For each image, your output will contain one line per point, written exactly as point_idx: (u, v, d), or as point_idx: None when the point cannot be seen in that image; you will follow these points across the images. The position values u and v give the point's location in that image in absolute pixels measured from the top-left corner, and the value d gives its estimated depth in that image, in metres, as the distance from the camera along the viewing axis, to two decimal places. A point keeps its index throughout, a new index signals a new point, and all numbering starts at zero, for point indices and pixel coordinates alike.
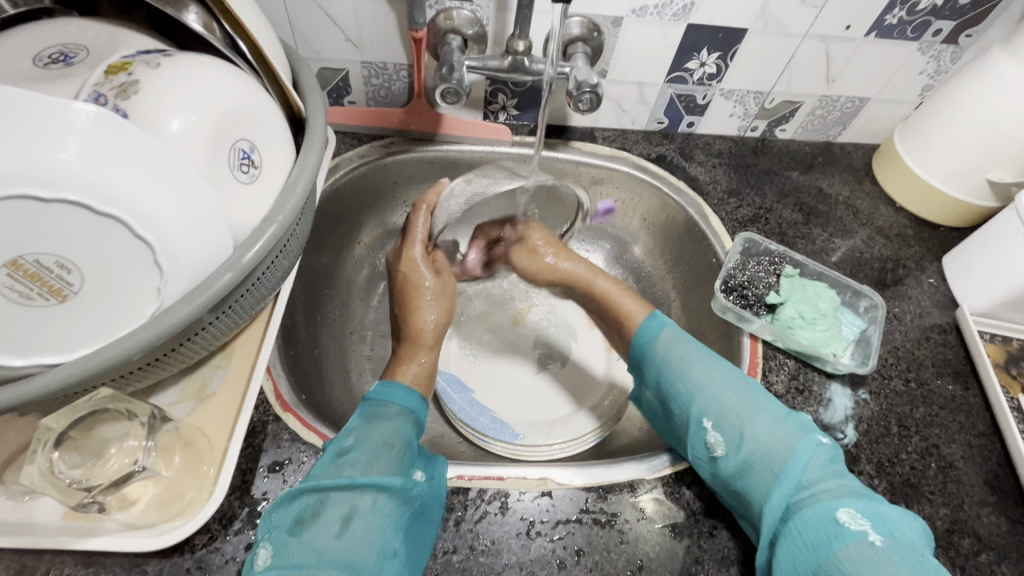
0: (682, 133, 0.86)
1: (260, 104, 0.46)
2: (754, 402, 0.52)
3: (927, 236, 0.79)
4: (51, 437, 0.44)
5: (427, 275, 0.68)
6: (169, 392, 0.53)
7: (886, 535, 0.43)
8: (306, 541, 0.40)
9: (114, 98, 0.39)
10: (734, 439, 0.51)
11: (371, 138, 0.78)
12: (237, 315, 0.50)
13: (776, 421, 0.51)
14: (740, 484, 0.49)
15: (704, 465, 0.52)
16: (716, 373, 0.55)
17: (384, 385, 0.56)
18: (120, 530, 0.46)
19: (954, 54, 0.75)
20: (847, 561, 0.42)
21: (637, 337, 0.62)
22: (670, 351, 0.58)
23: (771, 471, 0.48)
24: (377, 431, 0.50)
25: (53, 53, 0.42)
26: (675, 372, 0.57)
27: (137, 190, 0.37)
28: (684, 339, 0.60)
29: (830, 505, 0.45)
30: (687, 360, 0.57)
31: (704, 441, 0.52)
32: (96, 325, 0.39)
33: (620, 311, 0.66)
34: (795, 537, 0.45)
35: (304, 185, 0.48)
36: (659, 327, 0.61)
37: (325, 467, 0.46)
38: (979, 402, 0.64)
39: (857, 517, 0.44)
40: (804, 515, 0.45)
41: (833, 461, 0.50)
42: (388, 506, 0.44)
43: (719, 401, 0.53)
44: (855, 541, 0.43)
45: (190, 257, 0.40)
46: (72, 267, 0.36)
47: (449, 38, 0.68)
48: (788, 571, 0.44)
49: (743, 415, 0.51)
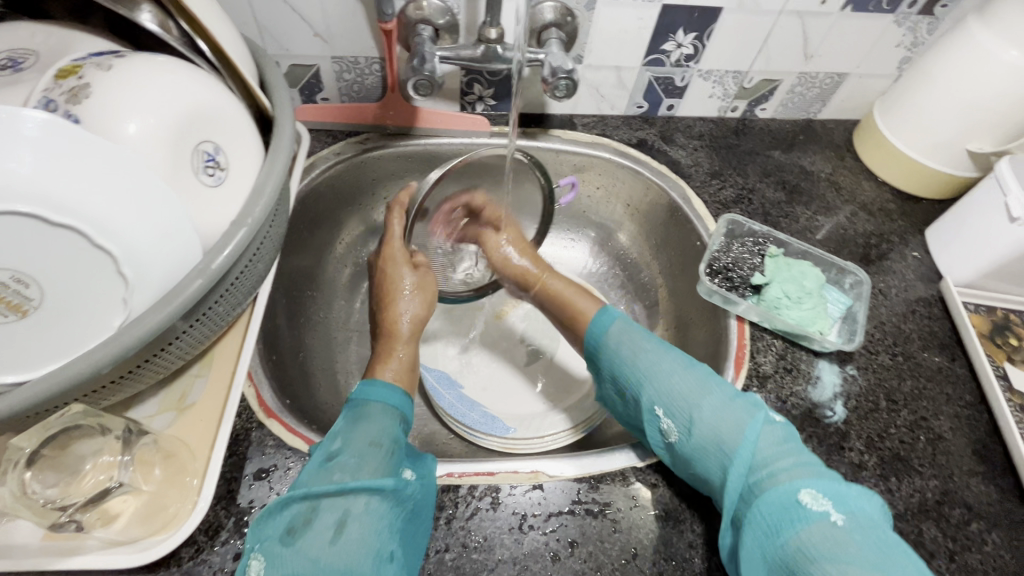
0: (662, 116, 0.85)
1: (221, 103, 0.45)
2: (702, 384, 0.52)
3: (910, 210, 0.79)
4: (23, 457, 0.42)
5: (406, 272, 0.68)
6: (148, 403, 0.52)
7: (846, 513, 0.42)
8: (300, 550, 0.40)
9: (65, 103, 0.38)
10: (684, 424, 0.50)
11: (346, 135, 0.77)
12: (213, 322, 0.49)
13: (723, 402, 0.50)
14: (696, 465, 0.49)
15: (662, 452, 0.52)
16: (664, 359, 0.55)
17: (366, 385, 0.55)
18: (102, 547, 0.45)
19: (930, 25, 0.75)
20: (803, 543, 0.41)
21: (590, 336, 0.62)
22: (621, 342, 0.58)
23: (720, 451, 0.48)
24: (364, 430, 0.49)
25: (1, 59, 0.40)
26: (626, 363, 0.56)
27: (93, 197, 0.35)
28: (635, 330, 0.60)
29: (791, 485, 0.44)
30: (637, 350, 0.57)
31: (658, 428, 0.52)
32: (61, 340, 0.37)
33: (575, 309, 0.67)
34: (758, 520, 0.44)
35: (275, 185, 0.46)
36: (611, 320, 0.61)
37: (314, 472, 0.45)
38: (966, 372, 0.65)
39: (818, 497, 0.43)
40: (765, 498, 0.44)
41: (785, 437, 0.49)
42: (382, 508, 0.44)
43: (666, 387, 0.52)
44: (816, 523, 0.42)
45: (156, 265, 0.39)
46: (31, 281, 0.35)
47: (420, 28, 0.66)
48: (755, 557, 0.43)
49: (693, 398, 0.51)
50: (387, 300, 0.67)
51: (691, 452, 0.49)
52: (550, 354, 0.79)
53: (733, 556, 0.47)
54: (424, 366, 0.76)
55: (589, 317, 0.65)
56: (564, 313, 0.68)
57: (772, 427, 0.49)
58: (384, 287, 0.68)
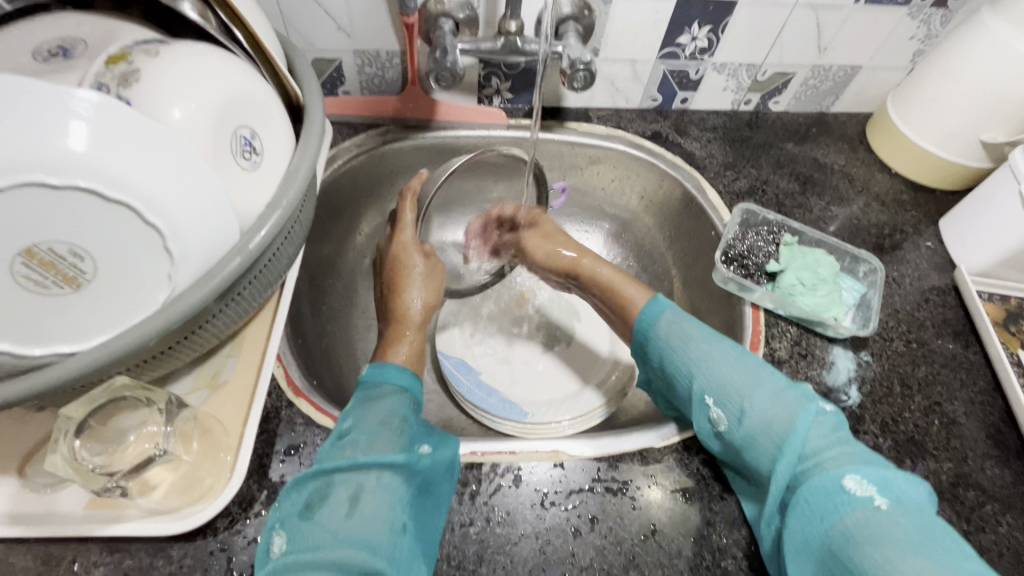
0: (676, 109, 0.87)
1: (257, 91, 0.47)
2: (755, 374, 0.52)
3: (923, 201, 0.80)
4: (72, 427, 0.44)
5: (418, 258, 0.71)
6: (182, 382, 0.53)
7: (891, 499, 0.44)
8: (319, 523, 0.42)
9: (116, 87, 0.40)
10: (735, 414, 0.51)
11: (367, 127, 0.79)
12: (246, 302, 0.51)
13: (776, 392, 0.51)
14: (747, 455, 0.50)
15: (711, 441, 0.53)
16: (714, 350, 0.55)
17: (377, 367, 0.56)
18: (144, 516, 0.47)
19: (944, 17, 0.75)
20: (849, 529, 0.42)
21: (639, 331, 0.61)
22: (671, 332, 0.58)
23: (769, 440, 0.49)
24: (375, 411, 0.51)
25: (52, 47, 0.42)
26: (675, 354, 0.57)
27: (144, 176, 0.37)
28: (686, 318, 0.60)
29: (838, 471, 0.45)
30: (687, 339, 0.57)
31: (707, 417, 0.53)
32: (110, 313, 0.39)
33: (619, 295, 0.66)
34: (803, 506, 0.45)
35: (306, 171, 0.48)
36: (662, 309, 0.61)
37: (329, 451, 0.47)
38: (980, 359, 0.65)
39: (862, 483, 0.44)
40: (811, 483, 0.46)
41: (836, 428, 0.50)
42: (394, 483, 0.45)
43: (716, 377, 0.53)
44: (861, 507, 0.43)
45: (198, 243, 0.41)
46: (85, 254, 0.37)
47: (441, 21, 0.67)
48: (797, 540, 0.45)
49: (747, 389, 0.51)
50: (394, 291, 0.69)
51: (741, 441, 0.50)
52: (566, 342, 0.80)
53: (776, 542, 0.48)
54: (443, 353, 0.78)
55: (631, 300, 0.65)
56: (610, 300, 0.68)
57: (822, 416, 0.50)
58: (396, 274, 0.70)
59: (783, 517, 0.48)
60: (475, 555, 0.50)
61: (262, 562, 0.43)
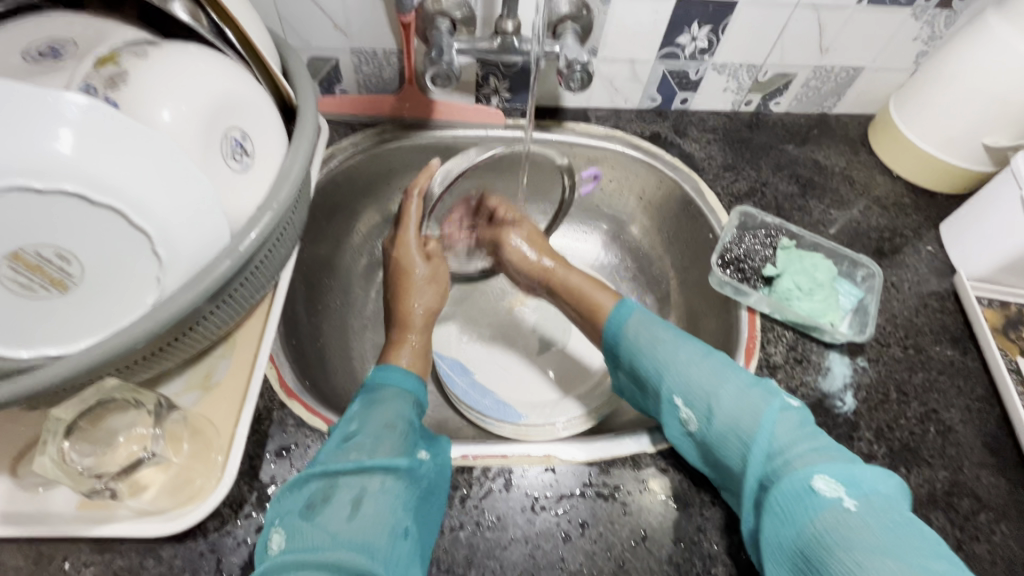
0: (676, 110, 0.86)
1: (248, 92, 0.46)
2: (721, 372, 0.52)
3: (924, 204, 0.79)
4: (61, 428, 0.44)
5: (421, 264, 0.70)
6: (175, 382, 0.54)
7: (860, 498, 0.42)
8: (319, 525, 0.42)
9: (104, 89, 0.40)
10: (704, 413, 0.51)
11: (364, 126, 0.78)
12: (238, 303, 0.51)
13: (744, 391, 0.50)
14: (719, 454, 0.50)
15: (684, 441, 0.53)
16: (682, 350, 0.55)
17: (381, 369, 0.57)
18: (133, 516, 0.47)
19: (948, 19, 0.74)
20: (818, 531, 0.41)
21: (608, 333, 0.61)
22: (641, 334, 0.58)
23: (738, 439, 0.49)
24: (379, 413, 0.51)
25: (42, 47, 0.42)
26: (643, 357, 0.57)
27: (131, 179, 0.37)
28: (654, 321, 0.60)
29: (805, 471, 0.45)
30: (656, 341, 0.57)
31: (677, 418, 0.53)
32: (99, 315, 0.39)
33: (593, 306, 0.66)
34: (775, 509, 0.45)
35: (298, 172, 0.48)
36: (631, 312, 0.62)
37: (332, 452, 0.47)
38: (978, 365, 0.65)
39: (832, 483, 0.43)
40: (782, 485, 0.45)
41: (806, 425, 0.49)
42: (396, 487, 0.45)
43: (683, 377, 0.53)
44: (829, 508, 0.42)
45: (188, 246, 0.40)
46: (73, 257, 0.37)
47: (438, 20, 0.66)
48: (772, 544, 0.44)
49: (715, 388, 0.51)
50: (401, 292, 0.69)
51: (711, 441, 0.50)
52: (561, 344, 0.80)
53: (755, 543, 0.48)
54: (438, 354, 0.78)
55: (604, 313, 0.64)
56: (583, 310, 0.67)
57: (790, 412, 0.50)
58: (398, 281, 0.70)
59: (759, 518, 0.47)
60: (464, 559, 0.50)
61: (262, 557, 0.43)
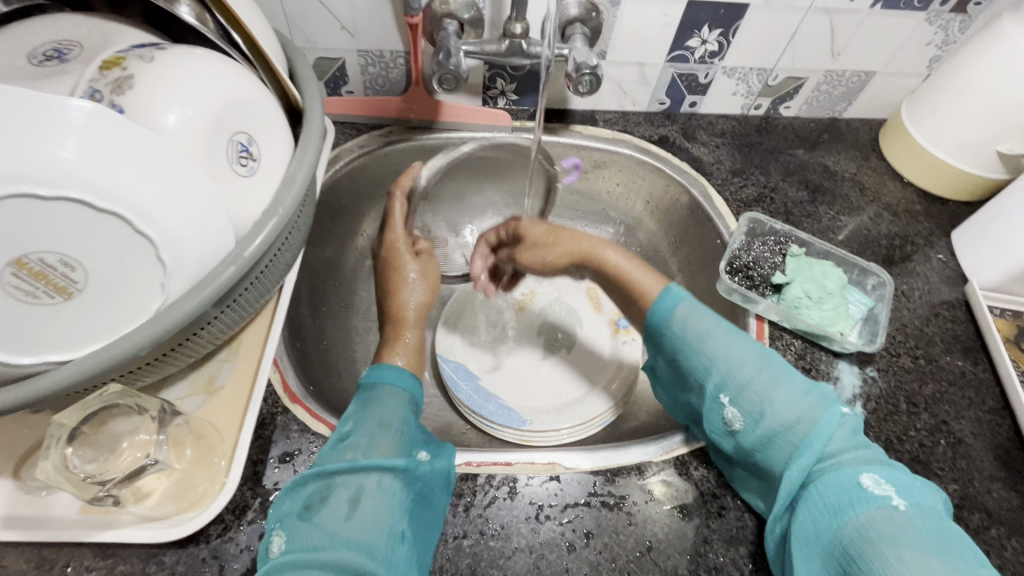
0: (684, 113, 0.85)
1: (255, 95, 0.46)
2: (774, 373, 0.50)
3: (936, 211, 0.78)
4: (64, 433, 0.44)
5: (409, 261, 0.69)
6: (179, 386, 0.53)
7: (911, 501, 0.43)
8: (318, 524, 0.42)
9: (109, 93, 0.39)
10: (752, 413, 0.49)
11: (369, 128, 0.78)
12: (241, 308, 0.50)
13: (796, 391, 0.49)
14: (761, 455, 0.49)
15: (723, 439, 0.51)
16: (734, 346, 0.52)
17: (376, 368, 0.55)
18: (136, 522, 0.46)
19: (962, 24, 0.73)
20: (864, 525, 0.42)
21: (651, 320, 0.57)
22: (689, 326, 0.54)
23: (788, 441, 0.48)
24: (374, 411, 0.50)
25: (47, 50, 0.42)
26: (693, 352, 0.53)
27: (136, 185, 0.37)
28: (704, 311, 0.56)
29: (850, 468, 0.45)
30: (708, 333, 0.53)
31: (721, 416, 0.51)
32: (103, 321, 0.39)
33: (631, 284, 0.60)
34: (816, 501, 0.45)
35: (304, 177, 0.47)
36: (679, 298, 0.56)
37: (328, 453, 0.47)
38: (989, 376, 0.64)
39: (879, 482, 0.44)
40: (827, 481, 0.45)
41: (857, 430, 0.49)
42: (394, 485, 0.45)
43: (733, 375, 0.51)
44: (878, 506, 0.42)
45: (193, 252, 0.40)
46: (76, 264, 0.36)
47: (445, 22, 0.66)
48: (807, 537, 0.44)
49: (768, 388, 0.50)
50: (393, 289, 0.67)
51: (756, 442, 0.49)
52: (568, 349, 0.79)
53: (782, 540, 0.48)
54: (443, 358, 0.77)
55: (646, 292, 0.59)
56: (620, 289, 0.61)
57: (842, 417, 0.49)
58: (389, 278, 0.68)
59: (791, 513, 0.47)
60: (468, 568, 0.49)
61: (265, 559, 0.43)
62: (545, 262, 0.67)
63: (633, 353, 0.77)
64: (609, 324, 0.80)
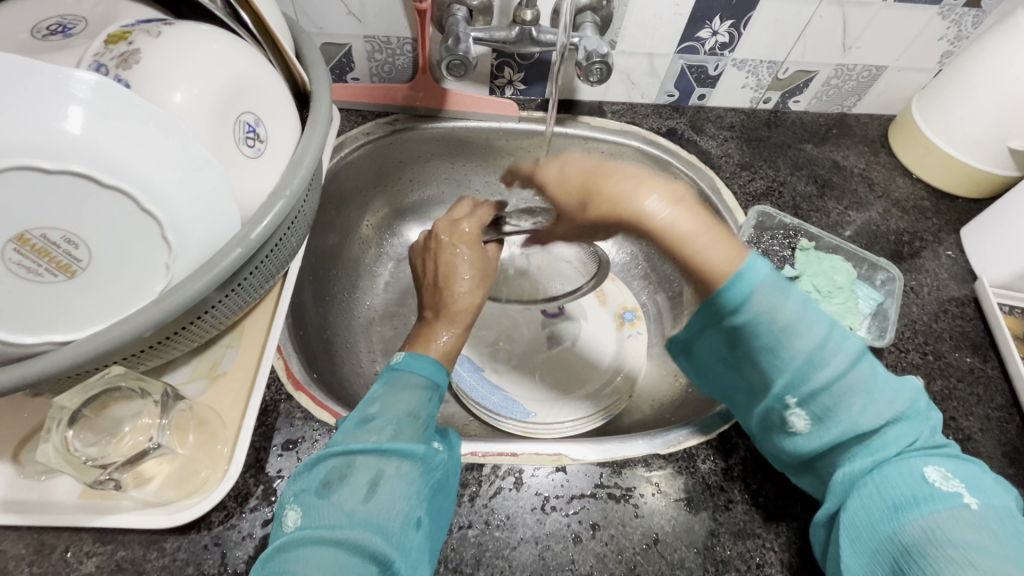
0: (693, 106, 0.84)
1: (262, 75, 0.45)
2: (856, 372, 0.45)
3: (945, 208, 0.77)
4: (65, 416, 0.43)
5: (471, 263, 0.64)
6: (181, 371, 0.53)
7: (982, 500, 0.42)
8: (334, 503, 0.41)
9: (115, 68, 0.38)
10: (821, 416, 0.46)
11: (375, 115, 0.76)
12: (246, 293, 0.50)
13: (875, 392, 0.45)
14: (826, 455, 0.47)
15: (783, 436, 0.50)
16: (819, 343, 0.45)
17: (410, 357, 0.55)
18: (137, 507, 0.46)
19: (976, 18, 0.72)
20: (928, 525, 0.40)
21: (723, 305, 0.46)
22: (768, 314, 0.45)
23: (856, 442, 0.46)
24: (402, 398, 0.50)
25: (51, 25, 0.41)
26: (765, 345, 0.46)
27: (141, 162, 0.36)
28: (786, 291, 0.45)
29: (919, 461, 0.44)
30: (790, 326, 0.45)
31: (784, 414, 0.48)
32: (108, 302, 0.38)
33: (695, 257, 0.47)
34: (873, 491, 0.44)
35: (311, 160, 0.46)
36: (759, 276, 0.45)
37: (349, 431, 0.46)
38: (998, 373, 0.63)
39: (949, 478, 0.43)
40: (893, 477, 0.44)
41: (933, 425, 0.47)
42: (412, 474, 0.44)
43: (807, 376, 0.45)
44: (947, 506, 0.41)
45: (197, 231, 0.39)
46: (80, 242, 0.36)
47: (454, 8, 0.66)
48: (859, 525, 0.43)
49: (846, 391, 0.45)
50: (445, 284, 0.63)
51: (822, 446, 0.47)
52: (571, 341, 0.78)
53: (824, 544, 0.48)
54: None
55: (714, 264, 0.46)
56: (680, 262, 0.48)
57: (921, 414, 0.47)
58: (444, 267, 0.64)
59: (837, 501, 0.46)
60: (473, 558, 0.49)
61: (276, 532, 0.42)
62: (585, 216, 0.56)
63: (638, 348, 0.76)
64: (614, 317, 0.80)
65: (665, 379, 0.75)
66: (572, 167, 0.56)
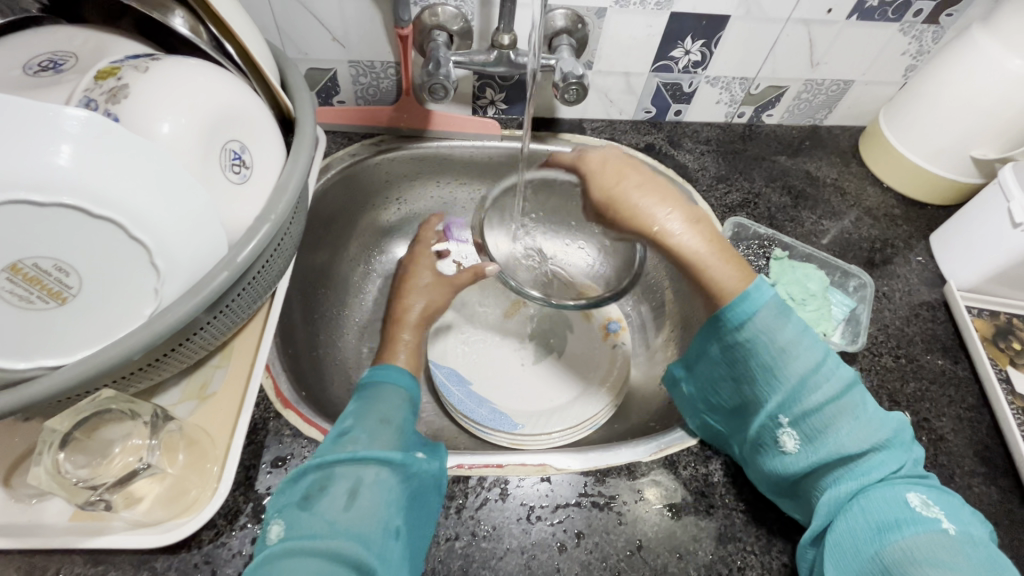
0: (670, 122, 0.87)
1: (248, 104, 0.47)
2: (846, 396, 0.50)
3: (914, 215, 0.80)
4: (57, 438, 0.44)
5: (426, 274, 0.78)
6: (170, 392, 0.54)
7: (960, 527, 0.43)
8: (316, 513, 0.43)
9: (104, 102, 0.40)
10: (812, 436, 0.49)
11: (361, 137, 0.79)
12: (234, 314, 0.51)
13: (862, 417, 0.49)
14: (815, 476, 0.49)
15: (771, 458, 0.51)
16: (812, 366, 0.50)
17: (382, 368, 0.58)
18: (128, 528, 0.47)
19: (935, 34, 0.76)
20: (908, 547, 0.42)
21: (725, 323, 0.53)
22: (768, 334, 0.51)
23: (842, 465, 0.48)
24: (374, 409, 0.53)
25: (43, 61, 0.42)
26: (762, 364, 0.51)
27: (132, 192, 0.38)
28: (786, 316, 0.52)
29: (902, 487, 0.46)
30: (785, 350, 0.51)
31: (773, 434, 0.51)
32: (98, 326, 0.39)
33: (705, 278, 0.53)
34: (864, 512, 0.45)
35: (295, 185, 0.48)
36: (760, 300, 0.52)
37: (328, 445, 0.49)
38: (968, 375, 0.66)
39: (929, 505, 0.45)
40: (878, 501, 0.45)
41: (916, 456, 0.50)
42: (390, 480, 0.47)
43: (801, 394, 0.50)
44: (927, 530, 0.43)
45: (185, 255, 0.41)
46: (70, 270, 0.37)
47: (435, 34, 0.68)
48: (845, 542, 0.45)
49: (835, 414, 0.49)
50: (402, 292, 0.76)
51: (809, 467, 0.49)
52: (558, 354, 0.79)
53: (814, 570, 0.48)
54: (434, 363, 0.77)
55: (720, 287, 0.52)
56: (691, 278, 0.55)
57: (905, 444, 0.50)
58: (403, 284, 0.77)
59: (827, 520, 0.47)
60: (459, 569, 0.50)
61: (260, 547, 0.43)
62: (610, 224, 0.58)
63: (622, 359, 0.78)
64: (600, 327, 0.82)
65: (649, 387, 0.77)
66: (613, 164, 0.58)
